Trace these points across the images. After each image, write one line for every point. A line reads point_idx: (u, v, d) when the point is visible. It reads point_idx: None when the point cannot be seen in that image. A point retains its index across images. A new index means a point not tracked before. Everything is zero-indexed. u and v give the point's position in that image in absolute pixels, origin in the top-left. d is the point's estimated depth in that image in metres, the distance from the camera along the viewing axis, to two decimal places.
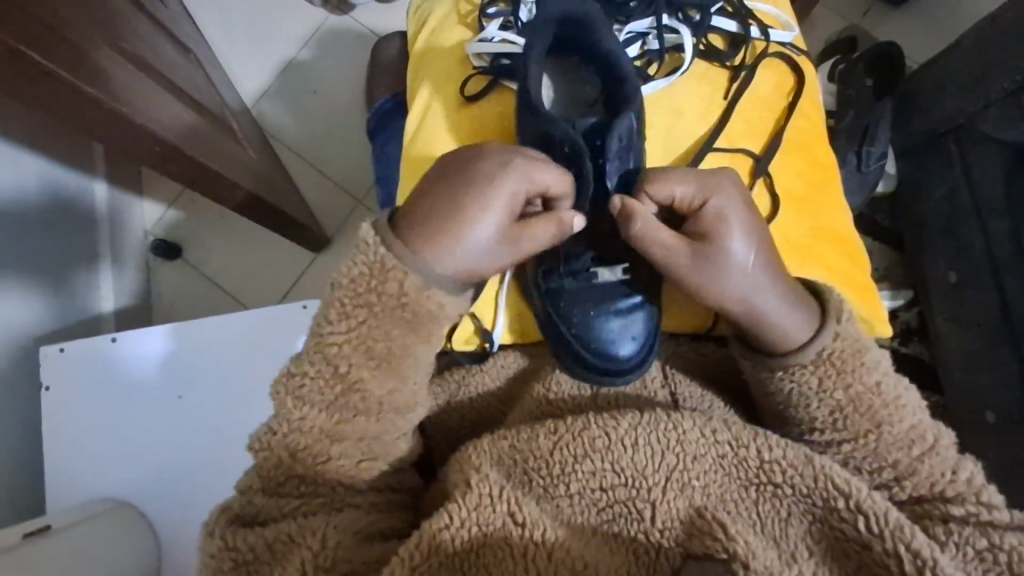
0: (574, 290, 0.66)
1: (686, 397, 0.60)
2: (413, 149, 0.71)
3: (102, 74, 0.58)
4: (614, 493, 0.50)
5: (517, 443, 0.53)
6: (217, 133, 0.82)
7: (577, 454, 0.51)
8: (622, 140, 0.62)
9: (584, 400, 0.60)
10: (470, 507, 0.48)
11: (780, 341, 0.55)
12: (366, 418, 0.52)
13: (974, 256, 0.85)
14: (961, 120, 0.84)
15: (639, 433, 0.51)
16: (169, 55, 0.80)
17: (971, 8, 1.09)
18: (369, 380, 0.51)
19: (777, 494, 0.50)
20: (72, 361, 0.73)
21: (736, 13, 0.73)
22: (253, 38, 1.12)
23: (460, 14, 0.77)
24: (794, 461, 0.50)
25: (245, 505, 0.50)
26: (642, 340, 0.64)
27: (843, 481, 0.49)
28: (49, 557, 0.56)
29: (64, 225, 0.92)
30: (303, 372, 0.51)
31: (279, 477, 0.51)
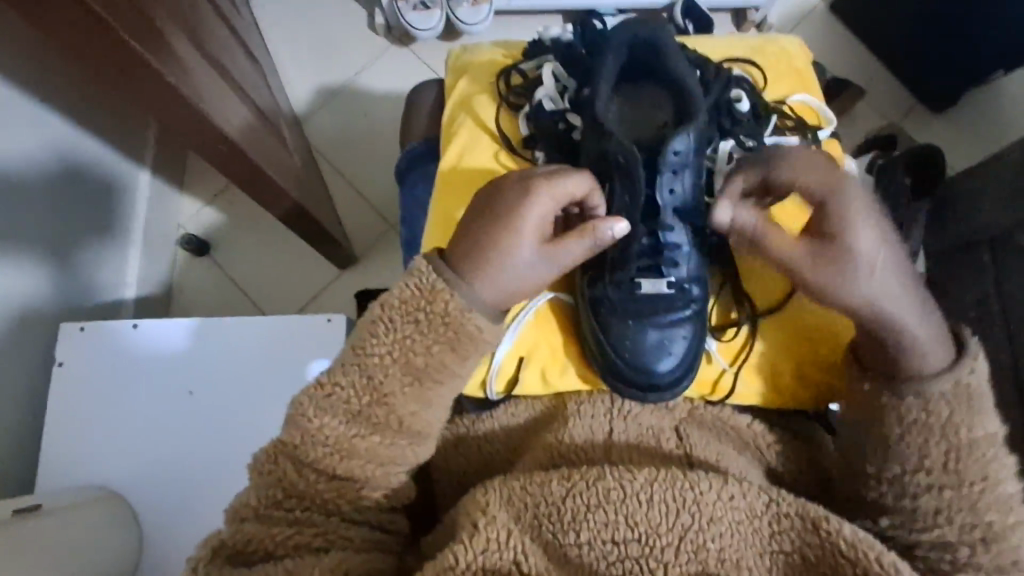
0: (616, 302, 0.65)
1: (700, 458, 0.57)
2: (447, 180, 0.72)
3: (182, 68, 0.60)
4: (625, 549, 0.47)
5: (529, 486, 0.51)
6: (271, 139, 0.83)
7: (589, 504, 0.49)
8: (678, 157, 0.63)
9: (595, 451, 0.58)
10: (478, 549, 0.46)
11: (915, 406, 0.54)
12: (382, 436, 0.51)
13: (1000, 367, 0.83)
14: (997, 231, 0.85)
15: (654, 489, 0.49)
16: (238, 59, 0.83)
17: (1011, 123, 1.11)
18: (397, 395, 0.51)
19: (787, 563, 0.48)
20: (90, 339, 0.73)
21: (796, 126, 0.74)
22: (314, 53, 1.16)
23: (507, 51, 0.80)
24: (803, 530, 0.49)
25: (234, 534, 0.47)
26: (683, 357, 0.64)
27: (861, 548, 0.47)
28: (32, 538, 0.54)
29: (99, 204, 0.93)
30: (334, 382, 0.51)
31: (277, 497, 0.49)
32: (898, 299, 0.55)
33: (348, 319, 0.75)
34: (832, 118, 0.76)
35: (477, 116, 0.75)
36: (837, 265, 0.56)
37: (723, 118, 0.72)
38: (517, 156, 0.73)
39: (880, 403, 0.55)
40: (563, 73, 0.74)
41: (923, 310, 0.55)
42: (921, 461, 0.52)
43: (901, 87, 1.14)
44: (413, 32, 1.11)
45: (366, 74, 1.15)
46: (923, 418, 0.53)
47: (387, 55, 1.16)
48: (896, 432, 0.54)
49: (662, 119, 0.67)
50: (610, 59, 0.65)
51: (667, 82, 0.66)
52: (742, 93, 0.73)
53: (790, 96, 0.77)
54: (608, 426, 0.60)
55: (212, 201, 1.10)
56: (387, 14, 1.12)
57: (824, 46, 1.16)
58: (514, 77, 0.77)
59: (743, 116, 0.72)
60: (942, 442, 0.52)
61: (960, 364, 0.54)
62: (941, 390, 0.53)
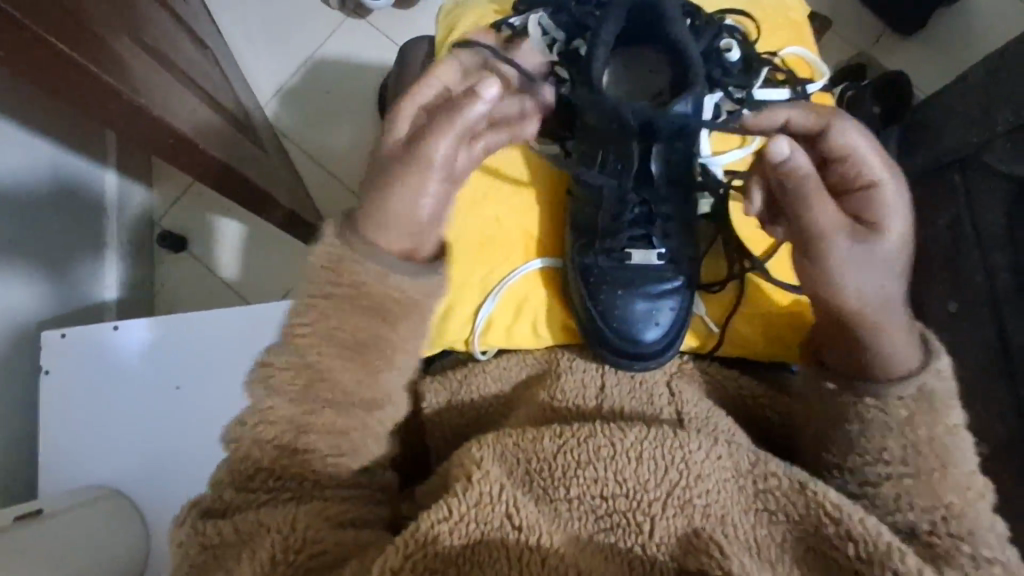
0: (606, 270, 0.67)
1: (692, 416, 0.58)
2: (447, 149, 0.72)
3: (120, 64, 0.58)
4: (613, 503, 0.49)
5: (521, 443, 0.52)
6: (232, 129, 0.82)
7: (581, 460, 0.50)
8: (678, 122, 0.57)
9: (588, 408, 0.60)
10: (470, 503, 0.47)
11: (894, 363, 0.54)
12: (337, 410, 0.51)
13: (973, 286, 0.85)
14: (967, 152, 0.85)
15: (644, 447, 0.51)
16: (188, 50, 0.81)
17: (981, 40, 1.10)
18: (341, 371, 0.51)
19: (772, 520, 0.49)
20: (74, 346, 0.74)
21: (788, 80, 0.73)
22: (269, 35, 1.13)
23: (496, 8, 0.78)
24: (788, 489, 0.49)
25: (214, 500, 0.49)
26: (669, 330, 0.66)
27: (837, 506, 0.47)
28: (36, 541, 0.56)
29: (72, 211, 0.92)
30: (275, 362, 0.51)
31: (247, 471, 0.50)
32: (898, 301, 0.55)
33: None
34: (825, 73, 0.76)
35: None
36: (862, 250, 0.54)
37: (713, 68, 0.68)
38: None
39: (843, 407, 0.56)
40: (551, 25, 0.71)
41: (907, 329, 0.55)
42: (881, 452, 0.53)
43: (869, 13, 1.12)
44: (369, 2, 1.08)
45: (326, 52, 1.13)
46: (881, 415, 0.54)
47: (343, 30, 1.13)
48: (857, 426, 0.55)
49: (660, 85, 0.64)
50: (610, 24, 0.60)
51: (668, 40, 0.61)
52: (731, 43, 0.71)
53: (783, 49, 0.77)
54: (600, 380, 0.63)
55: (182, 197, 1.09)
56: None
57: None
58: (503, 30, 0.73)
59: (733, 66, 0.70)
60: (907, 437, 0.52)
61: (925, 368, 0.54)
62: (902, 394, 0.53)
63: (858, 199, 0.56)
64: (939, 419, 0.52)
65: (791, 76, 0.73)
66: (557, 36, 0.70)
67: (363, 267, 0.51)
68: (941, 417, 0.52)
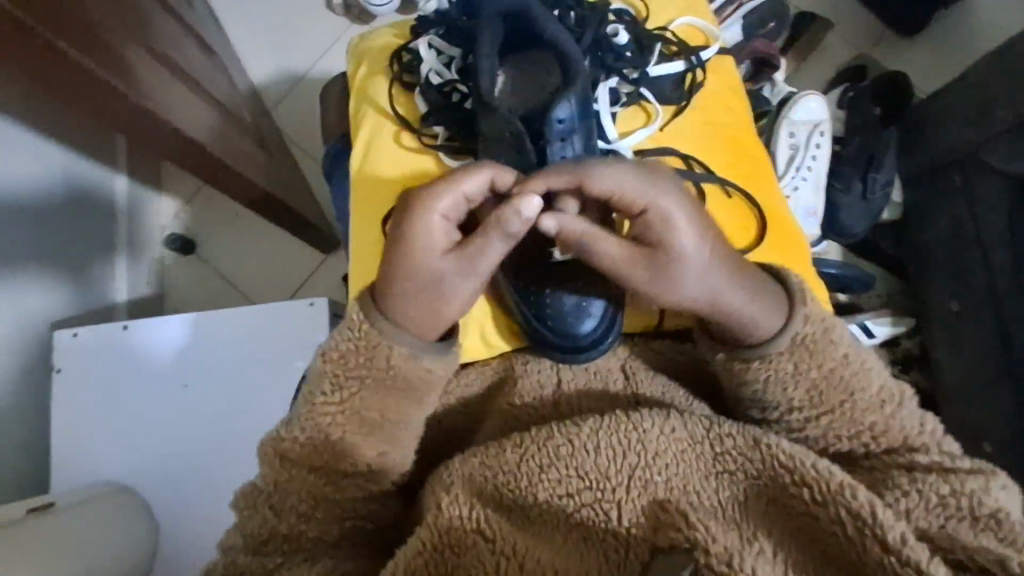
0: (527, 269, 0.61)
1: (648, 396, 0.58)
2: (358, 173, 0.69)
3: (128, 69, 0.60)
4: (580, 498, 0.48)
5: (486, 461, 0.51)
6: (238, 133, 0.84)
7: (543, 465, 0.49)
8: (564, 124, 0.60)
9: (546, 410, 0.58)
10: (439, 531, 0.47)
11: (752, 331, 0.53)
12: (355, 478, 0.52)
13: (975, 286, 0.85)
14: (967, 151, 0.85)
15: (600, 438, 0.49)
16: (195, 56, 0.83)
17: (982, 40, 1.10)
18: (360, 444, 0.51)
19: (733, 479, 0.48)
20: (82, 346, 0.75)
21: (681, 50, 0.72)
22: (274, 41, 1.15)
23: (395, 30, 0.77)
24: (742, 446, 0.49)
25: (230, 566, 0.50)
26: (604, 319, 0.60)
27: (788, 455, 0.48)
28: (49, 534, 0.58)
29: (83, 215, 0.94)
30: (292, 438, 0.51)
31: (262, 536, 0.51)
32: (727, 286, 0.51)
33: (330, 301, 0.76)
34: (720, 34, 0.75)
35: (377, 104, 0.72)
36: (669, 274, 0.51)
37: (606, 56, 0.69)
38: (416, 133, 0.70)
39: (734, 367, 0.54)
40: (443, 42, 0.71)
41: (759, 294, 0.53)
42: (790, 402, 0.53)
43: (868, 11, 1.12)
44: (373, 8, 1.10)
45: (329, 56, 1.15)
46: (773, 373, 0.53)
47: (347, 35, 1.15)
48: (758, 385, 0.53)
49: (554, 83, 0.64)
50: (485, 31, 0.61)
51: (549, 47, 0.63)
52: (618, 27, 0.71)
53: (673, 22, 0.75)
54: (555, 377, 0.59)
55: (191, 200, 1.11)
56: None
57: None
58: (405, 56, 0.74)
59: (624, 50, 0.70)
60: (803, 380, 0.52)
61: (794, 315, 0.53)
62: (785, 343, 0.53)
63: (640, 221, 0.52)
64: (826, 353, 0.53)
65: (684, 45, 0.72)
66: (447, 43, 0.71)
67: (393, 349, 0.51)
68: (832, 345, 0.53)
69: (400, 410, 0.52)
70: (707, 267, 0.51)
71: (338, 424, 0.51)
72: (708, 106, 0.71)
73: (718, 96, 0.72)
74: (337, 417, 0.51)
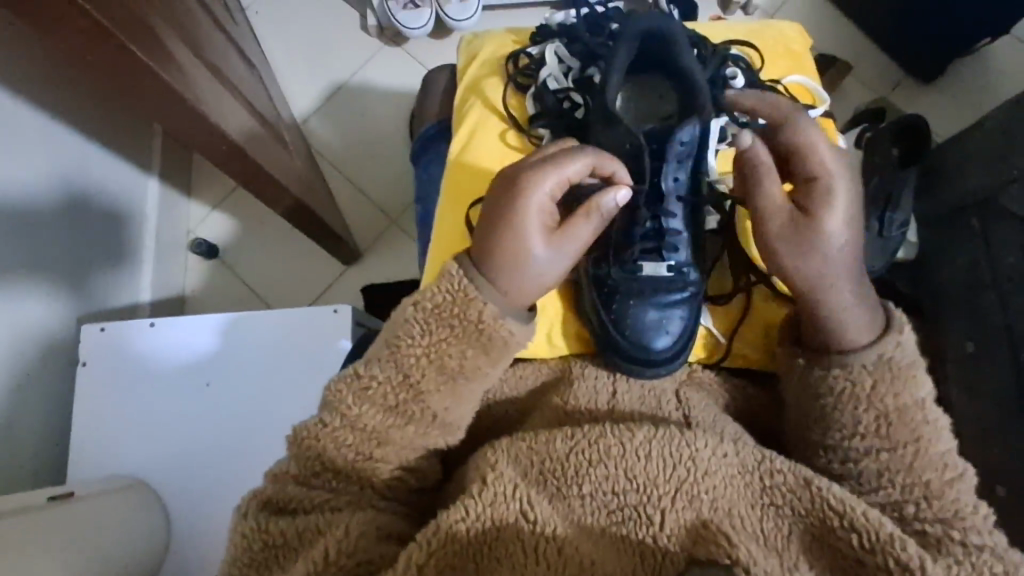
0: (620, 280, 0.66)
1: (699, 419, 0.58)
2: (459, 161, 0.73)
3: (183, 72, 0.62)
4: (624, 498, 0.48)
5: (535, 444, 0.52)
6: (273, 141, 0.87)
7: (591, 458, 0.50)
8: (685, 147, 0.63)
9: (600, 412, 0.59)
10: (485, 503, 0.47)
11: (847, 331, 0.57)
12: (417, 427, 0.54)
13: (993, 328, 0.86)
14: (985, 194, 0.87)
15: (653, 445, 0.50)
16: (237, 66, 0.86)
17: (999, 91, 1.12)
18: (432, 393, 0.54)
19: (778, 513, 0.49)
20: (110, 340, 0.77)
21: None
22: (311, 58, 1.19)
23: (515, 38, 0.81)
24: (794, 484, 0.49)
25: (277, 492, 0.51)
26: (681, 338, 0.65)
27: (840, 499, 0.48)
28: (64, 522, 0.59)
29: (110, 212, 0.96)
30: (371, 374, 0.53)
31: (314, 471, 0.52)
32: (842, 278, 0.57)
33: (354, 309, 0.77)
34: (826, 99, 0.77)
35: (487, 99, 0.76)
36: (802, 238, 0.58)
37: (719, 92, 0.72)
38: (523, 133, 0.74)
39: (812, 376, 0.58)
40: (566, 53, 0.75)
41: (865, 302, 0.57)
42: (855, 427, 0.55)
43: (888, 57, 1.16)
44: (407, 31, 1.14)
45: (363, 75, 1.18)
46: (849, 386, 0.55)
47: (381, 56, 1.19)
48: (830, 401, 0.56)
49: (670, 110, 0.69)
50: (623, 52, 0.63)
51: (675, 71, 0.65)
52: (736, 71, 0.74)
53: (785, 77, 0.77)
54: (611, 387, 0.61)
55: (219, 206, 1.13)
56: (379, 16, 1.16)
57: (810, 22, 1.18)
58: (521, 60, 0.78)
59: (737, 92, 0.73)
60: (874, 407, 0.54)
61: (886, 338, 0.56)
62: (863, 361, 0.55)
63: (800, 189, 0.60)
64: (908, 393, 0.54)
65: (794, 101, 0.74)
66: (570, 65, 0.75)
67: (486, 305, 0.55)
68: (910, 389, 0.54)
69: (478, 366, 0.55)
70: (835, 256, 0.57)
71: (421, 368, 0.54)
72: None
73: None
74: (421, 359, 0.54)
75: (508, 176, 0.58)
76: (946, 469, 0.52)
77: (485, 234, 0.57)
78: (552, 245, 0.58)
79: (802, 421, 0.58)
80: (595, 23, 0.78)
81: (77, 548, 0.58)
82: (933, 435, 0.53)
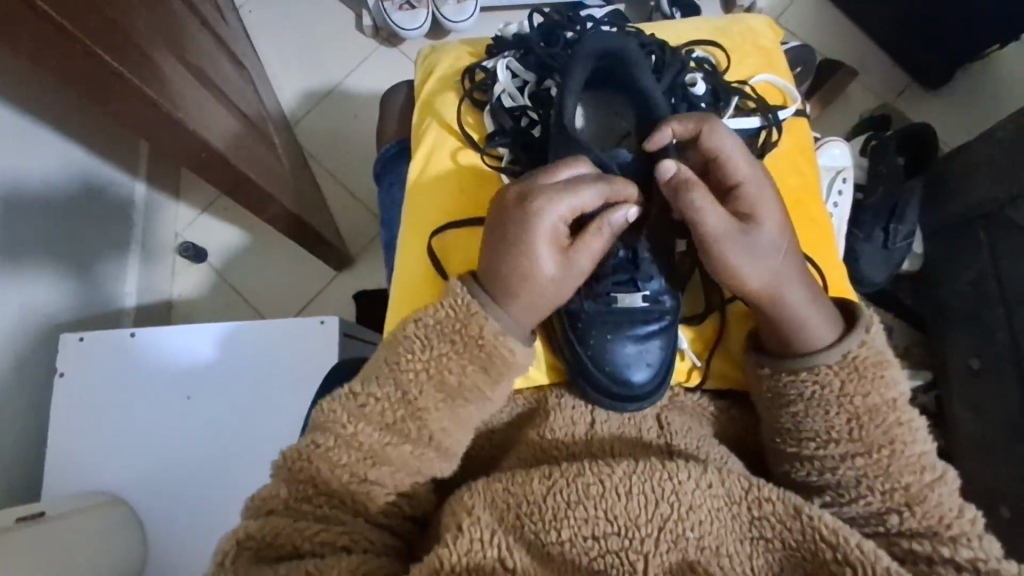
0: (593, 314, 0.62)
1: (681, 447, 0.56)
2: (418, 184, 0.71)
3: (161, 78, 0.60)
4: (605, 543, 0.45)
5: (510, 487, 0.50)
6: (261, 145, 0.84)
7: (569, 500, 0.47)
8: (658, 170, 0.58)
9: (577, 446, 0.57)
10: (460, 551, 0.45)
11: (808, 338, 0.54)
12: (414, 447, 0.52)
13: (999, 345, 0.83)
14: (992, 207, 0.84)
15: (633, 482, 0.48)
16: (224, 67, 0.83)
17: (1008, 98, 1.09)
18: (431, 411, 0.53)
19: (768, 548, 0.46)
20: (89, 350, 0.74)
21: (758, 107, 0.71)
22: (304, 58, 1.16)
23: (471, 51, 0.78)
24: (783, 516, 0.47)
25: (260, 528, 0.48)
26: (658, 368, 0.61)
27: (833, 529, 0.45)
28: (32, 543, 0.56)
29: (94, 216, 0.94)
30: (368, 392, 0.52)
31: (307, 492, 0.50)
32: (794, 282, 0.54)
33: (341, 320, 0.75)
34: (798, 98, 0.74)
35: (444, 119, 0.73)
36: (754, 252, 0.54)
37: (679, 103, 0.69)
38: (481, 154, 0.71)
39: (780, 386, 0.54)
40: (519, 66, 0.72)
41: (819, 302, 0.55)
42: (829, 433, 0.52)
43: (893, 64, 1.13)
44: (402, 32, 1.11)
45: (356, 76, 1.16)
46: (819, 391, 0.52)
47: (375, 56, 1.16)
48: (800, 407, 0.53)
49: (626, 127, 0.66)
50: (578, 69, 0.62)
51: (635, 93, 0.64)
52: (696, 76, 0.71)
53: (752, 77, 0.74)
54: (588, 417, 0.59)
55: (207, 209, 1.11)
56: (374, 16, 1.13)
57: (812, 27, 1.15)
58: (478, 74, 0.75)
59: (700, 100, 0.70)
60: (845, 407, 0.52)
61: (850, 337, 0.53)
62: (828, 361, 0.53)
63: (731, 198, 0.56)
64: (876, 391, 0.52)
65: (762, 103, 0.71)
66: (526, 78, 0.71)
67: (488, 323, 0.54)
68: (884, 387, 0.52)
69: (477, 385, 0.54)
70: (782, 262, 0.54)
71: (418, 383, 0.53)
72: (779, 169, 0.71)
73: (793, 157, 0.72)
74: (420, 374, 0.53)
75: (513, 207, 0.55)
76: (927, 472, 0.50)
77: (492, 257, 0.56)
78: (560, 267, 0.55)
79: (773, 432, 0.55)
80: (547, 31, 0.74)
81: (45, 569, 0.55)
82: (915, 438, 0.51)
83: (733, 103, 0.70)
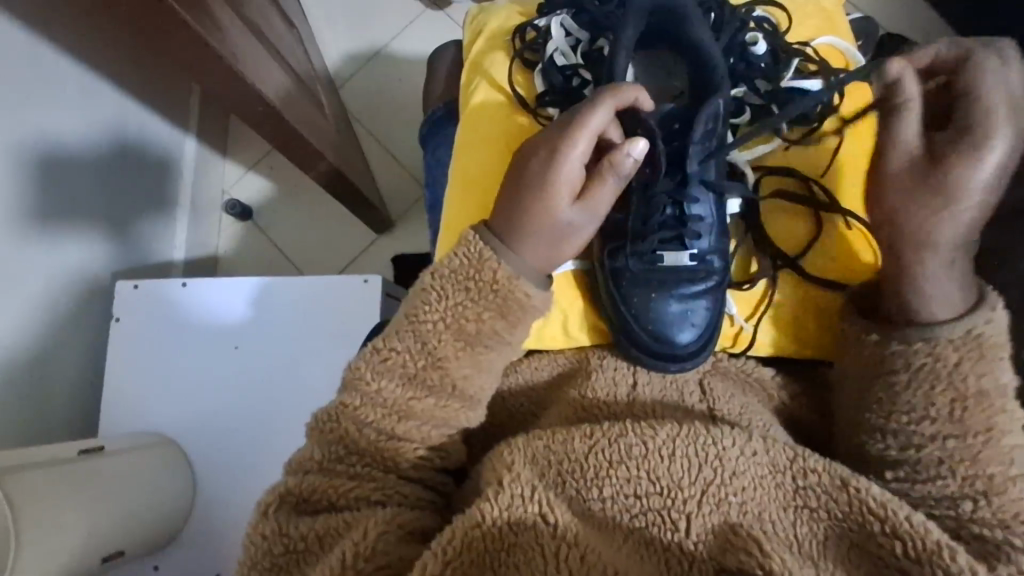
0: (638, 273, 0.62)
1: (725, 413, 0.56)
2: (463, 142, 0.70)
3: (222, 30, 0.60)
4: (646, 502, 0.46)
5: (552, 445, 0.50)
6: (310, 103, 0.85)
7: (612, 460, 0.48)
8: (707, 127, 0.59)
9: (620, 406, 0.57)
10: (501, 507, 0.45)
11: (929, 313, 0.52)
12: (437, 399, 0.52)
13: None
14: None
15: (676, 445, 0.48)
16: (275, 23, 0.84)
17: None
18: (451, 360, 0.52)
19: (813, 518, 0.46)
20: (143, 298, 0.77)
21: (820, 69, 0.68)
22: (351, 19, 1.16)
23: (520, 11, 0.77)
24: (828, 487, 0.46)
25: (298, 483, 0.50)
26: (705, 328, 0.61)
27: (881, 505, 0.45)
28: (86, 478, 0.59)
29: (144, 169, 0.96)
30: (390, 346, 0.52)
31: (339, 453, 0.51)
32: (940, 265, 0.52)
33: (384, 281, 0.76)
34: (861, 60, 0.70)
35: (492, 78, 0.72)
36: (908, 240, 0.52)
37: (738, 63, 0.68)
38: (530, 114, 0.70)
39: (885, 353, 0.53)
40: (573, 24, 0.70)
41: (959, 280, 0.53)
42: (925, 411, 0.50)
43: None
44: None
45: (403, 40, 1.15)
46: (932, 365, 0.50)
47: (422, 20, 1.15)
48: None
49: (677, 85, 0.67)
50: (631, 25, 0.60)
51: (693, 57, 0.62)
52: (756, 35, 0.69)
53: (814, 39, 0.71)
54: (631, 377, 0.59)
55: (252, 168, 1.13)
56: None
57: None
58: (528, 33, 0.74)
59: (759, 60, 0.68)
60: (947, 391, 0.50)
61: (976, 314, 0.51)
62: (951, 339, 0.51)
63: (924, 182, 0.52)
64: (989, 372, 0.50)
65: (823, 66, 0.68)
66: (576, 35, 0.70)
67: (501, 266, 0.53)
68: (953, 379, 0.50)
69: (496, 330, 0.54)
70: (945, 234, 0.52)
71: (437, 333, 0.52)
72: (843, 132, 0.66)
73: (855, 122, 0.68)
74: (438, 325, 0.52)
75: (529, 157, 0.56)
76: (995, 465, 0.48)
77: (509, 196, 0.56)
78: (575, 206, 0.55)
79: (856, 415, 0.54)
80: None
81: (86, 506, 0.58)
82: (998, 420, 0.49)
83: (793, 65, 0.68)
